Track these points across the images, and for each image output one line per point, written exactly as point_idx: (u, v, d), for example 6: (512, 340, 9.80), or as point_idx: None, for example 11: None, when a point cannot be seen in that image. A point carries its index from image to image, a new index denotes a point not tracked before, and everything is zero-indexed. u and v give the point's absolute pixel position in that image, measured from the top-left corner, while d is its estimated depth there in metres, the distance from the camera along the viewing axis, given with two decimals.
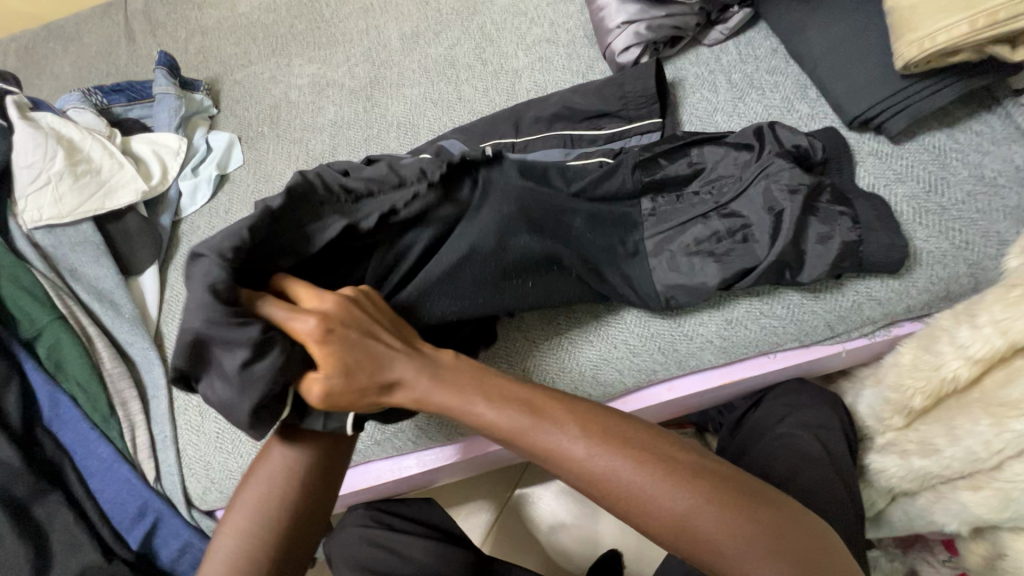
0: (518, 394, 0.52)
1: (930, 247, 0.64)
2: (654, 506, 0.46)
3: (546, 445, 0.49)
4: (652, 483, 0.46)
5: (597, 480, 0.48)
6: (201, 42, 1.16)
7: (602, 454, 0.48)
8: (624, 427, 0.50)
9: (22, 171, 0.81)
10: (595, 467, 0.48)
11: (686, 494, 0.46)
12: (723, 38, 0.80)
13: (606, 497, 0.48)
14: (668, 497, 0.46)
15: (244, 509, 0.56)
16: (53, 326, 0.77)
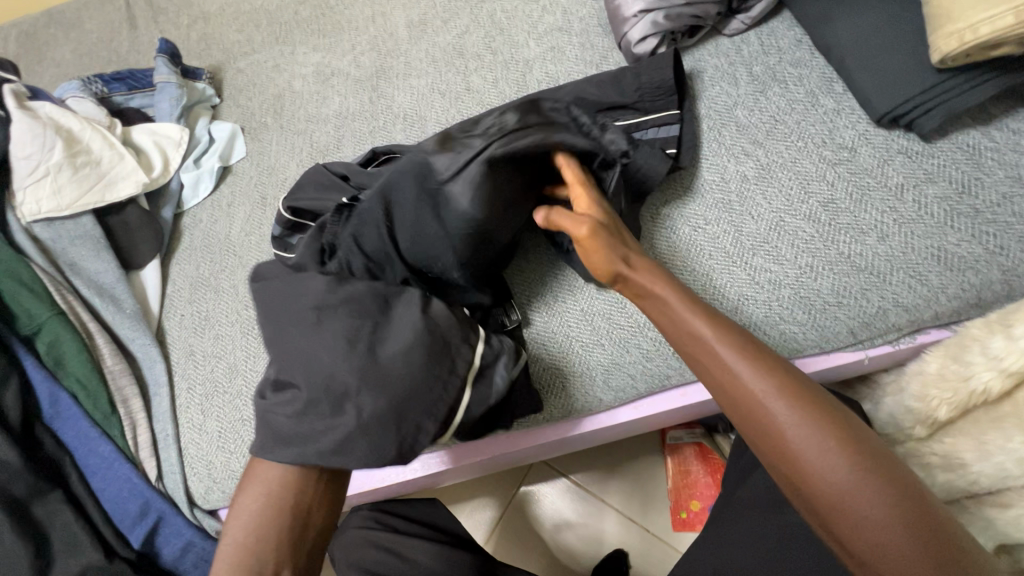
0: (739, 339, 0.51)
1: (961, 252, 0.60)
2: (826, 474, 0.44)
3: (744, 381, 0.49)
4: (842, 466, 0.44)
5: (778, 435, 0.47)
6: (204, 29, 1.13)
7: (791, 413, 0.47)
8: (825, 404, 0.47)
9: (20, 163, 0.79)
10: (781, 421, 0.47)
11: (861, 478, 0.44)
12: (744, 28, 0.77)
13: (778, 451, 0.47)
14: (841, 472, 0.44)
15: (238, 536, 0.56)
16: (52, 322, 0.76)
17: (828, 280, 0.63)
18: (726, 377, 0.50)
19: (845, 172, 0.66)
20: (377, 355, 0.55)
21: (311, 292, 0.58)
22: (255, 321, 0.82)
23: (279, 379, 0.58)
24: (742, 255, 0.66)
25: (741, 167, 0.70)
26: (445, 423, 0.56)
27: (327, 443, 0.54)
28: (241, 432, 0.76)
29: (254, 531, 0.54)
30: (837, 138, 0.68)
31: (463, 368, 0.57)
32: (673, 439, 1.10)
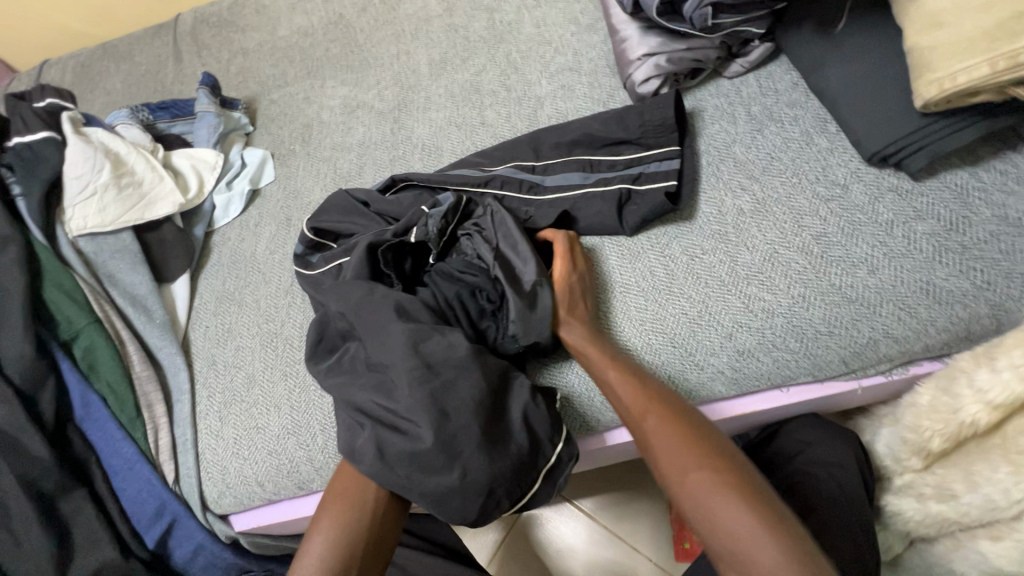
0: (641, 387, 0.61)
1: (949, 286, 0.62)
2: (665, 451, 0.55)
3: (632, 417, 0.59)
4: (711, 485, 0.51)
5: (656, 459, 0.56)
6: (242, 63, 1.22)
7: (667, 440, 0.56)
8: (709, 439, 0.56)
9: (71, 182, 0.86)
10: (660, 444, 0.56)
11: (690, 453, 0.54)
12: (744, 71, 0.81)
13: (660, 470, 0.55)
14: (674, 448, 0.55)
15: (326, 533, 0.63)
16: (90, 328, 0.81)
17: (795, 280, 0.67)
18: (624, 414, 0.60)
19: (837, 208, 0.69)
20: (496, 429, 0.61)
21: (459, 354, 0.63)
22: (274, 334, 0.87)
23: (396, 411, 0.61)
24: (736, 284, 0.69)
25: (737, 201, 0.73)
26: (515, 504, 0.61)
27: (430, 489, 0.59)
28: (255, 440, 0.80)
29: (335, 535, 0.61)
30: (830, 175, 0.71)
31: (542, 463, 0.62)
32: None
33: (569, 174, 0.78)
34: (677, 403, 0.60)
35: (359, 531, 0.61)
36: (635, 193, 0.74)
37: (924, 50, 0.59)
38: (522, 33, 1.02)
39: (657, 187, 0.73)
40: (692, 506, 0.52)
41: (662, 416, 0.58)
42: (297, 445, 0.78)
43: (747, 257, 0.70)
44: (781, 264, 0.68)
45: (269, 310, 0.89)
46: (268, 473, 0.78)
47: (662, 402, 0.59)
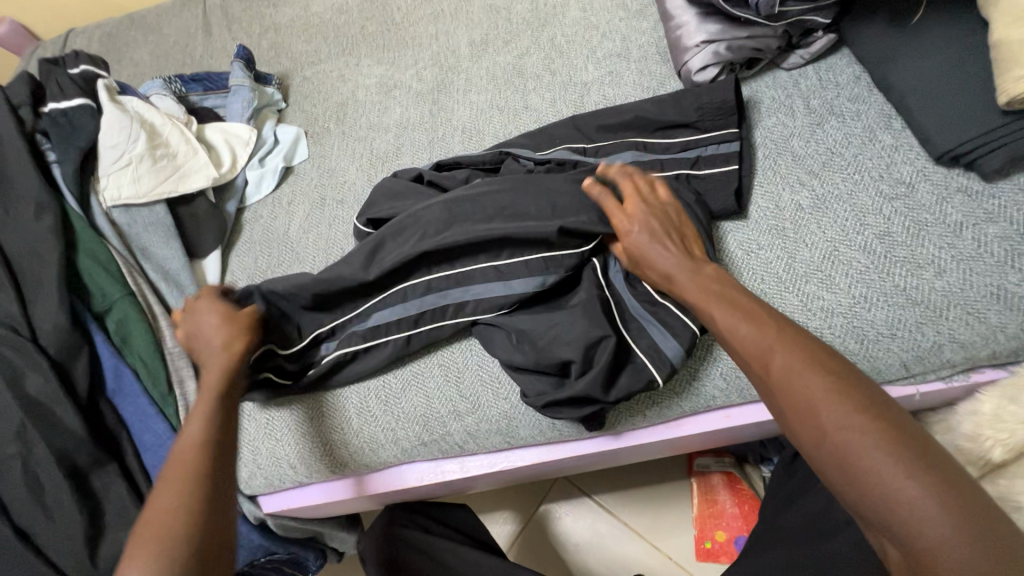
0: (761, 326, 0.54)
1: (1022, 292, 0.60)
2: (796, 392, 0.49)
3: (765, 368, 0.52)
4: (865, 439, 0.44)
5: (815, 427, 0.47)
6: (274, 38, 1.20)
7: (808, 381, 0.49)
8: (860, 390, 0.47)
9: (106, 152, 0.84)
10: (819, 410, 0.47)
11: (843, 403, 0.46)
12: (803, 62, 0.79)
13: (811, 440, 0.47)
14: (807, 389, 0.48)
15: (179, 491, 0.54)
16: (123, 302, 0.79)
17: (871, 261, 0.65)
18: (749, 358, 0.53)
19: (902, 207, 0.67)
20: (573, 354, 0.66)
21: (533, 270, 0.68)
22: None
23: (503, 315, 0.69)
24: (794, 282, 0.67)
25: (796, 197, 0.71)
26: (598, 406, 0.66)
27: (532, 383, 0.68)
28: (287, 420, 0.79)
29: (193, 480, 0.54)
30: (895, 173, 0.69)
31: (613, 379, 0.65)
32: (700, 466, 1.10)
33: (623, 154, 0.76)
34: (833, 357, 0.50)
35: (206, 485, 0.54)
36: (695, 178, 0.72)
37: (1013, 44, 0.56)
38: (567, 17, 0.99)
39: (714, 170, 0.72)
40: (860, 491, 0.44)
41: (811, 370, 0.49)
42: (330, 426, 0.77)
43: (806, 254, 0.68)
44: (841, 263, 0.66)
45: None
46: (301, 455, 0.77)
47: (815, 357, 0.50)
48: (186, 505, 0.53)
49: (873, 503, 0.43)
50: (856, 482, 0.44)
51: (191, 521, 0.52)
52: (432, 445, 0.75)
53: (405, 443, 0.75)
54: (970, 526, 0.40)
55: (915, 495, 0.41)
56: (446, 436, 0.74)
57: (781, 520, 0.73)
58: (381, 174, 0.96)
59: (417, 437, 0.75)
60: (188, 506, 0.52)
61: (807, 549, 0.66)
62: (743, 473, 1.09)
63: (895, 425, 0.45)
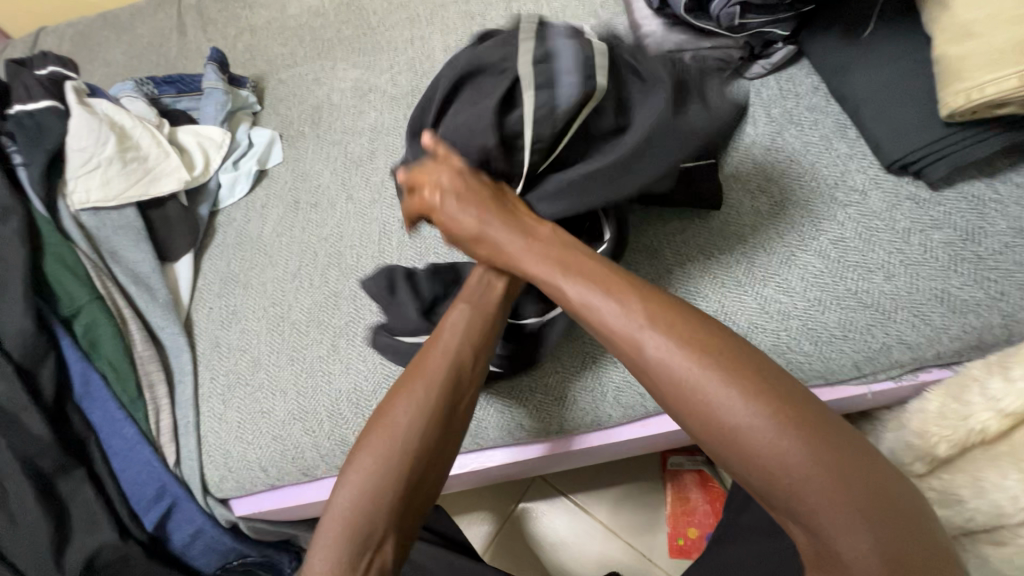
0: (634, 307, 0.50)
1: (963, 295, 0.64)
2: (673, 378, 0.47)
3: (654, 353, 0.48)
4: (749, 413, 0.43)
5: (694, 412, 0.46)
6: (250, 40, 1.19)
7: (677, 362, 0.47)
8: (747, 364, 0.46)
9: (74, 154, 0.84)
10: (703, 383, 0.45)
11: (732, 390, 0.44)
12: (764, 72, 0.81)
13: (693, 416, 0.46)
14: (681, 368, 0.46)
15: (378, 445, 0.53)
16: (92, 305, 0.79)
17: (825, 266, 0.68)
18: (623, 342, 0.50)
19: (855, 214, 0.70)
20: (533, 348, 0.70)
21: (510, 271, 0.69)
22: (278, 317, 0.85)
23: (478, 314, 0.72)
24: (752, 285, 0.69)
25: (755, 203, 0.73)
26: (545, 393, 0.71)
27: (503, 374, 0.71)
28: (259, 424, 0.79)
29: (382, 452, 0.53)
30: (849, 181, 0.72)
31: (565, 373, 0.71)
32: (673, 465, 1.13)
33: None
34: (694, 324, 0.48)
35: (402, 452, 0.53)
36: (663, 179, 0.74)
37: (954, 59, 0.59)
38: (540, 24, 1.01)
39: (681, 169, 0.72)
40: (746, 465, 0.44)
41: (688, 352, 0.46)
42: (303, 429, 0.77)
43: (764, 259, 0.70)
44: (796, 267, 0.69)
45: (276, 293, 0.88)
46: (271, 458, 0.77)
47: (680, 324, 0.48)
48: (404, 451, 0.53)
49: (772, 489, 0.43)
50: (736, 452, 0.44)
51: (432, 454, 0.55)
52: None
53: None
54: (845, 490, 0.41)
55: (810, 463, 0.41)
56: None
57: (742, 516, 0.75)
58: (355, 177, 0.96)
59: None
60: (411, 448, 0.53)
61: (765, 544, 0.68)
62: (713, 471, 1.11)
63: (776, 395, 0.44)
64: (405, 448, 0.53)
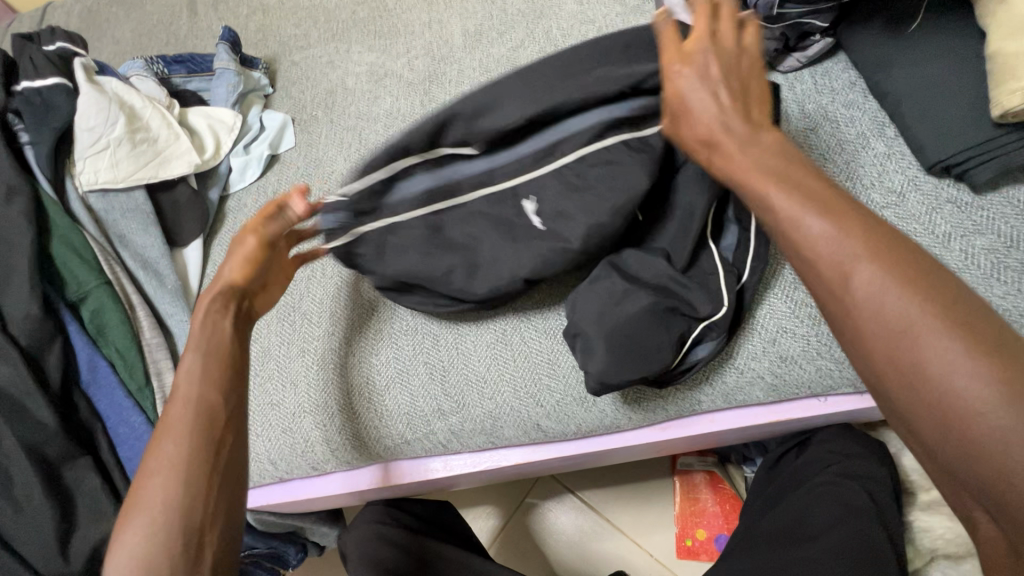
0: (814, 203, 0.43)
1: (1006, 305, 0.61)
2: (851, 285, 0.40)
3: (852, 283, 0.40)
4: (917, 313, 0.38)
5: (867, 319, 0.39)
6: (262, 20, 1.16)
7: (867, 272, 0.40)
8: (928, 278, 0.39)
9: (83, 134, 0.81)
10: (874, 293, 0.39)
11: (901, 295, 0.38)
12: (799, 66, 0.78)
13: (850, 318, 0.41)
14: (863, 280, 0.40)
15: (155, 482, 0.45)
16: (99, 290, 0.77)
17: None
18: (825, 266, 0.42)
19: (892, 216, 0.67)
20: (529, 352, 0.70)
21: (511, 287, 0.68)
22: (330, 276, 0.82)
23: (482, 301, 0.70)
24: (780, 291, 0.67)
25: None
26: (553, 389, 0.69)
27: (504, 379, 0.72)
28: (298, 383, 0.77)
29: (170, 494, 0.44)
30: (886, 182, 0.69)
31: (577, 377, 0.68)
32: (683, 465, 1.11)
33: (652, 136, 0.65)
34: (925, 259, 0.40)
35: (179, 474, 0.45)
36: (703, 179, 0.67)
37: (1009, 56, 0.56)
38: (563, 10, 0.97)
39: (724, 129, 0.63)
40: (926, 413, 0.37)
41: (859, 242, 0.41)
42: (335, 401, 0.76)
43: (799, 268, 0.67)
44: None
45: None
46: (281, 451, 0.76)
47: (900, 254, 0.40)
48: (181, 462, 0.45)
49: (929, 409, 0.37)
50: (934, 410, 0.37)
51: (231, 469, 0.48)
52: (416, 443, 0.74)
53: (388, 441, 0.74)
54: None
55: (989, 384, 0.35)
56: (429, 435, 0.73)
57: (761, 523, 0.73)
58: None
59: (401, 435, 0.74)
60: (183, 460, 0.45)
61: (784, 555, 0.66)
62: (726, 473, 1.10)
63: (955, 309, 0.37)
64: (180, 476, 0.45)
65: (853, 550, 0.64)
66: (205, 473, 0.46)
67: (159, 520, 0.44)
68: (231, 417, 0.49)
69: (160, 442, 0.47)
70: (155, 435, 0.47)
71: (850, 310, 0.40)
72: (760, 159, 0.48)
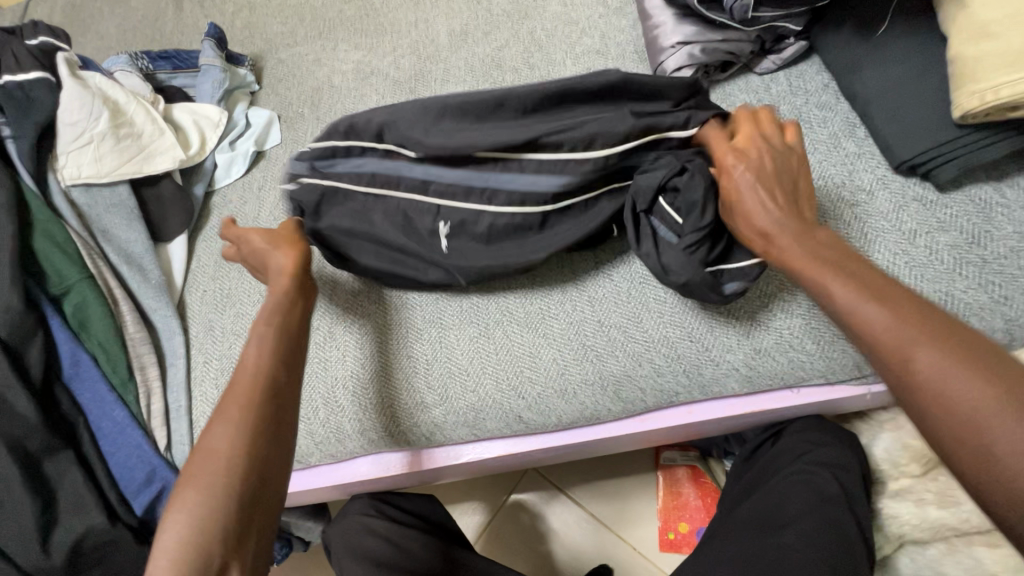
0: (875, 296, 0.47)
1: (967, 299, 0.63)
2: (914, 364, 0.42)
3: (916, 362, 0.42)
4: (978, 399, 0.39)
5: (930, 400, 0.41)
6: (248, 17, 1.16)
7: (934, 356, 0.42)
8: (994, 368, 0.40)
9: (65, 128, 0.81)
10: (934, 380, 0.41)
11: (969, 380, 0.40)
12: (775, 68, 0.80)
13: (918, 399, 0.42)
14: (929, 361, 0.42)
15: (208, 458, 0.48)
16: (81, 285, 0.77)
17: None
18: (886, 336, 0.44)
19: (861, 213, 0.69)
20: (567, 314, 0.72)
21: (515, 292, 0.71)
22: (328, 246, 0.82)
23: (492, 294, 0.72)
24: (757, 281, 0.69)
25: None
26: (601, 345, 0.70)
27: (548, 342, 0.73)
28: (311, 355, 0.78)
29: (212, 476, 0.47)
30: (856, 180, 0.71)
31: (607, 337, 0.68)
32: (665, 459, 1.13)
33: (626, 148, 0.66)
34: (986, 344, 0.42)
35: (228, 461, 0.48)
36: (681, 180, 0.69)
37: (969, 59, 0.59)
38: (548, 11, 0.99)
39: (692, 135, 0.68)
40: (1010, 501, 0.37)
41: (921, 331, 0.43)
42: (343, 373, 0.76)
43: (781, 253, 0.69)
44: None
45: None
46: None
47: (948, 334, 0.43)
48: (228, 445, 0.49)
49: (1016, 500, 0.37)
50: (1022, 498, 0.36)
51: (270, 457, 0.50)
52: (399, 436, 0.75)
53: (371, 434, 0.75)
54: None
55: None
56: (413, 427, 0.74)
57: (736, 512, 0.75)
58: None
59: (384, 428, 0.74)
60: (232, 446, 0.49)
61: (758, 542, 0.68)
62: (707, 468, 1.12)
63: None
64: (230, 461, 0.48)
65: (825, 538, 0.66)
66: (251, 458, 0.49)
67: (210, 481, 0.47)
68: (283, 410, 0.53)
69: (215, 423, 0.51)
70: (224, 395, 0.52)
71: (913, 387, 0.42)
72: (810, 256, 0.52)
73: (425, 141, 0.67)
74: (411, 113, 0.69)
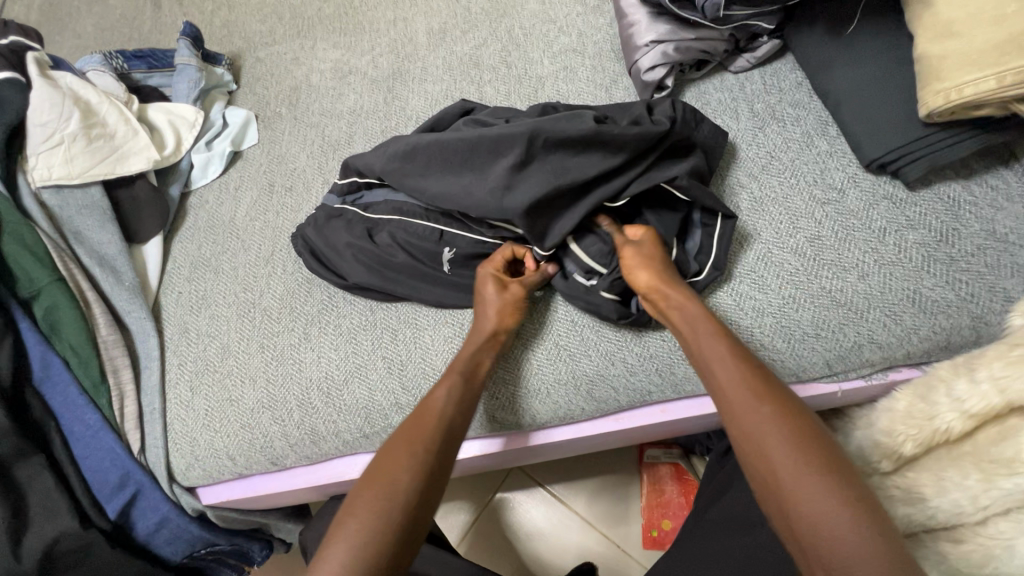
0: (730, 359, 0.56)
1: (935, 296, 0.64)
2: (748, 423, 0.51)
3: (750, 422, 0.51)
4: (793, 460, 0.47)
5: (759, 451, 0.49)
6: (227, 16, 1.15)
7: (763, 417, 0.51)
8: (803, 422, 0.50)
9: (35, 129, 0.80)
10: (766, 437, 0.50)
11: (786, 440, 0.49)
12: (749, 66, 0.80)
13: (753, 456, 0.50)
14: (759, 419, 0.51)
15: (370, 497, 0.54)
16: (52, 287, 0.76)
17: (803, 263, 0.68)
18: (728, 391, 0.54)
19: (832, 212, 0.70)
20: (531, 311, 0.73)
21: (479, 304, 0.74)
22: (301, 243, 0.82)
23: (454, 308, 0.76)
24: (732, 279, 0.69)
25: (737, 199, 0.73)
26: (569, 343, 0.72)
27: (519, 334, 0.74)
28: (284, 357, 0.78)
29: (374, 512, 0.53)
30: (828, 179, 0.72)
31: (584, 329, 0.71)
32: (648, 457, 1.13)
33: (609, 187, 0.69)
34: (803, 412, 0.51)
35: (381, 494, 0.54)
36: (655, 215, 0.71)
37: (934, 58, 0.59)
38: (526, 9, 0.98)
39: (674, 170, 0.69)
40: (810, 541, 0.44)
41: (757, 395, 0.52)
42: (316, 376, 0.76)
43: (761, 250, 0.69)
44: (774, 265, 0.68)
45: (248, 279, 0.85)
46: (240, 447, 0.76)
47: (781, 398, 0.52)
48: (404, 482, 0.55)
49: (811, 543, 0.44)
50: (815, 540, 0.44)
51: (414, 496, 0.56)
52: (374, 438, 0.75)
53: (346, 434, 0.75)
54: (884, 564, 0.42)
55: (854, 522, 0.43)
56: (387, 428, 0.74)
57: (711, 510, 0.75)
58: (332, 161, 0.94)
59: (359, 429, 0.74)
60: (410, 485, 0.55)
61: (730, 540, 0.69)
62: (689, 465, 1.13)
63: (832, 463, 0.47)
64: (383, 502, 0.54)
65: None
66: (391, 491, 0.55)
67: (372, 511, 0.53)
68: (444, 451, 0.60)
69: (390, 456, 0.57)
70: (408, 424, 0.61)
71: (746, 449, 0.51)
72: (693, 316, 0.61)
73: (414, 188, 0.72)
74: (392, 162, 0.73)
